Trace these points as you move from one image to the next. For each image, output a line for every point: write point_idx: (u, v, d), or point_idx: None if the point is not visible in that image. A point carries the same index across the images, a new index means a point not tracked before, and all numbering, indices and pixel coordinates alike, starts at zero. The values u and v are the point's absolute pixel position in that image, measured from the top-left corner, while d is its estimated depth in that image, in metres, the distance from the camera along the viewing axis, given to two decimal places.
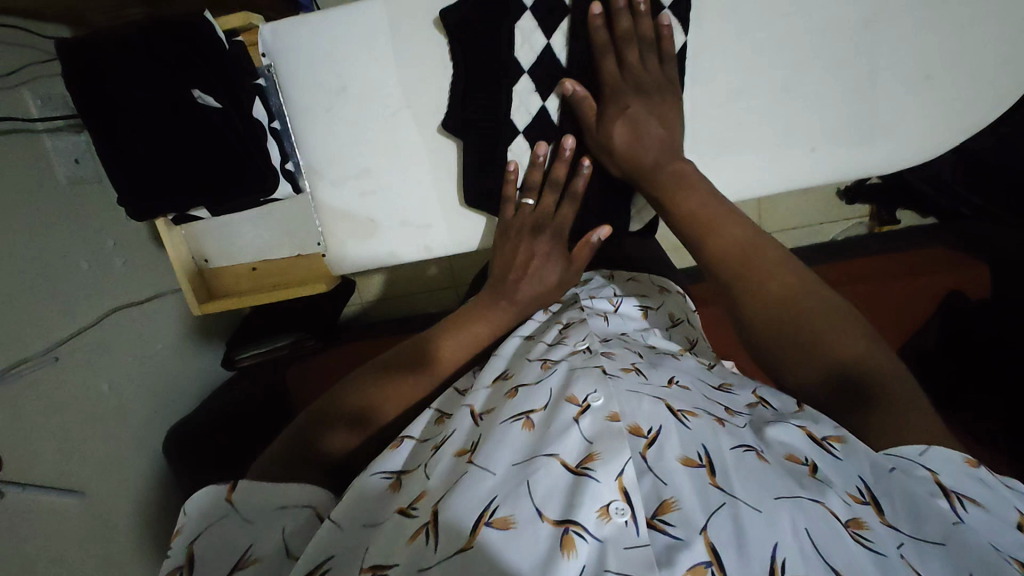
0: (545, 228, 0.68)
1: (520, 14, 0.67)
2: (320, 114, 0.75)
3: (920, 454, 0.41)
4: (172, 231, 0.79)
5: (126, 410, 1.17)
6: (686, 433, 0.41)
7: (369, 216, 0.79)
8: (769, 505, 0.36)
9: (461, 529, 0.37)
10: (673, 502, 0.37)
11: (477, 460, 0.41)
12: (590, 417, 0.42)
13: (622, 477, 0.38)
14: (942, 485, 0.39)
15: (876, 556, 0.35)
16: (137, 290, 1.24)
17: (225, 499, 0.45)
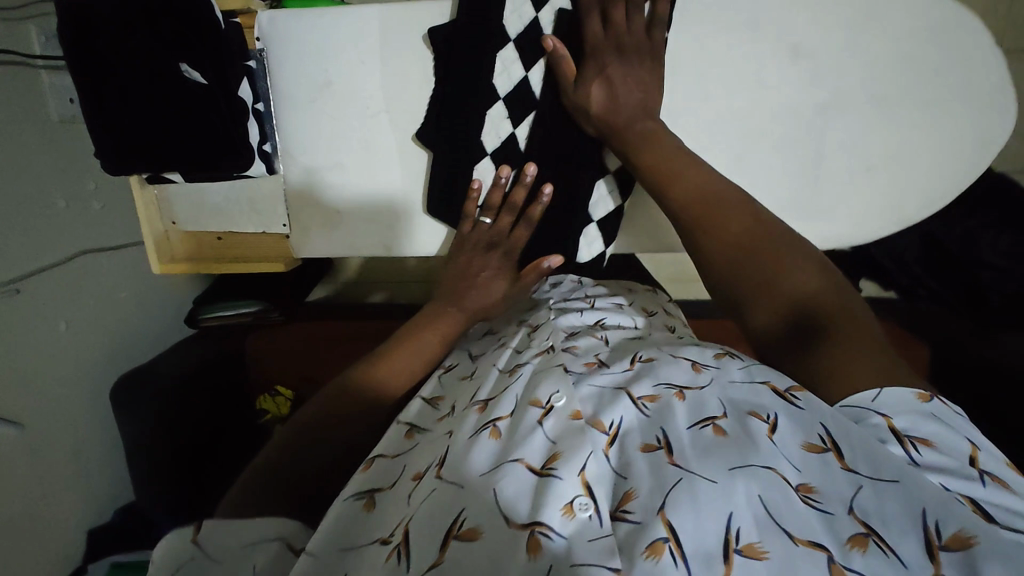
0: (498, 246, 0.75)
1: (502, 45, 0.71)
2: (303, 103, 0.79)
3: (872, 401, 0.43)
4: (145, 190, 0.83)
5: (77, 348, 1.21)
6: (647, 421, 0.46)
7: (335, 207, 0.82)
8: (724, 476, 0.39)
9: (432, 546, 0.41)
10: (633, 492, 0.41)
11: (446, 473, 0.46)
12: (553, 418, 0.48)
13: (584, 472, 0.43)
14: (897, 431, 0.41)
15: (823, 516, 0.37)
16: (109, 236, 1.28)
17: (188, 542, 0.45)
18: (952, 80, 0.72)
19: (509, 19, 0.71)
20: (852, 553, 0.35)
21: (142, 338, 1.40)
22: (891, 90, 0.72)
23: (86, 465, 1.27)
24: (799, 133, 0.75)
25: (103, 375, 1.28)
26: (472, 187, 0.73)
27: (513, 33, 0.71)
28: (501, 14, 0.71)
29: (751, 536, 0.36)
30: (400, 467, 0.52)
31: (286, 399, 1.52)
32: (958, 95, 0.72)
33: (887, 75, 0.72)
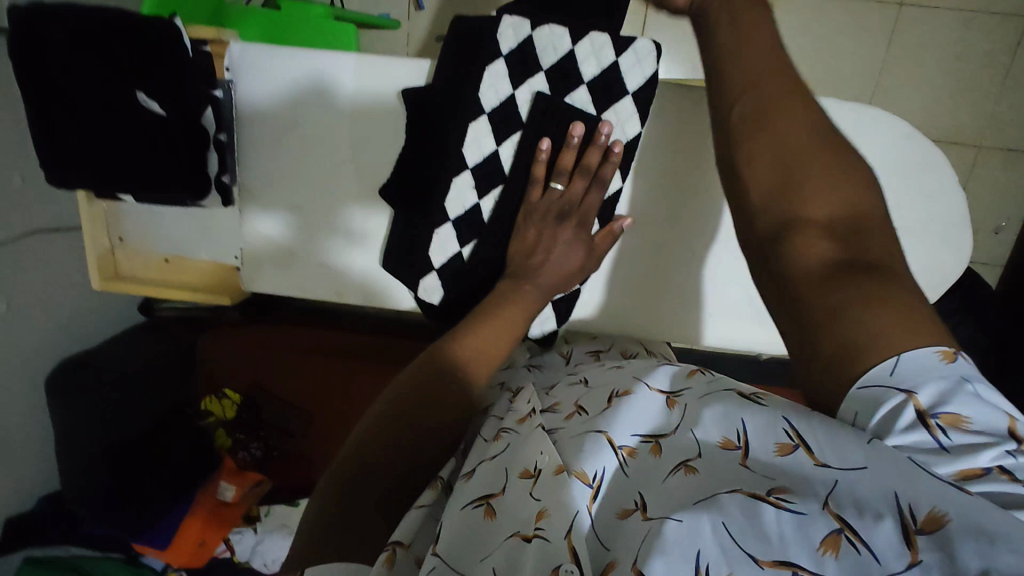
0: (571, 216, 0.69)
1: (476, 116, 0.69)
2: (265, 140, 0.76)
3: (892, 374, 0.38)
4: (93, 205, 0.80)
5: (16, 333, 1.18)
6: (625, 480, 0.44)
7: (289, 248, 0.80)
8: (690, 512, 0.37)
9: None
10: (615, 564, 0.39)
11: (442, 552, 0.45)
12: (540, 486, 0.45)
13: (571, 536, 0.41)
14: (921, 412, 0.36)
15: (795, 517, 0.35)
16: (64, 219, 1.24)
17: None
18: (923, 210, 0.71)
19: (486, 92, 0.69)
20: (826, 558, 0.33)
21: (90, 324, 1.36)
22: None
23: (14, 454, 1.23)
24: None
25: (41, 361, 1.25)
26: (540, 149, 0.68)
27: (489, 105, 0.69)
28: (478, 86, 0.69)
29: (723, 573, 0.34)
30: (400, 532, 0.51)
31: (232, 403, 1.47)
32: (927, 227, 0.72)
33: None
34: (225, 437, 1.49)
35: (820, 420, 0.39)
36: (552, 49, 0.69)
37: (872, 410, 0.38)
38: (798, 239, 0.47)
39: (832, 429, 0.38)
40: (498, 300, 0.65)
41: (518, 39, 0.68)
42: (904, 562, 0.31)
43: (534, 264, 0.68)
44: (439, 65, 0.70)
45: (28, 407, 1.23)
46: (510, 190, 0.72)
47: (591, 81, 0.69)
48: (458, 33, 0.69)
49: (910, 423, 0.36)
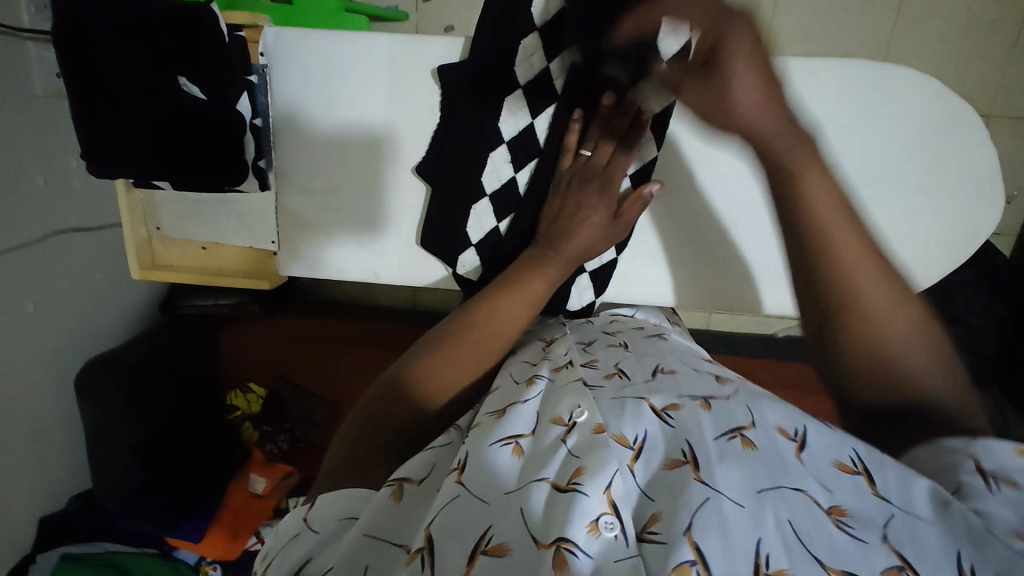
0: (593, 179, 0.68)
1: (510, 90, 0.71)
2: (302, 124, 0.78)
3: (965, 442, 0.48)
4: (130, 193, 0.81)
5: (47, 329, 1.18)
6: (670, 432, 0.49)
7: (326, 230, 0.81)
8: (752, 498, 0.42)
9: (457, 560, 0.43)
10: (657, 517, 0.43)
11: (465, 480, 0.47)
12: (575, 436, 0.50)
13: (610, 490, 0.45)
14: (982, 469, 0.45)
15: (856, 542, 0.40)
16: (87, 217, 1.24)
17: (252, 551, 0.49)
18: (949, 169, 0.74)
19: (520, 67, 0.70)
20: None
21: (114, 323, 1.36)
22: (891, 174, 0.75)
23: (48, 450, 1.24)
24: None
25: (69, 360, 1.25)
26: (573, 120, 0.68)
27: (523, 80, 0.71)
28: (513, 61, 0.70)
29: (782, 563, 0.38)
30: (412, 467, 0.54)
31: (258, 397, 1.51)
32: (959, 186, 0.74)
33: (891, 157, 0.74)
34: (252, 430, 1.52)
35: (889, 462, 0.46)
36: None
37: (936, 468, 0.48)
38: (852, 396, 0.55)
39: (902, 474, 0.45)
40: (533, 264, 0.67)
41: (552, 13, 0.69)
42: None
43: (567, 227, 0.68)
44: (475, 41, 0.71)
45: (60, 403, 1.24)
46: (546, 163, 0.73)
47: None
48: (494, 9, 0.70)
49: (966, 471, 0.45)
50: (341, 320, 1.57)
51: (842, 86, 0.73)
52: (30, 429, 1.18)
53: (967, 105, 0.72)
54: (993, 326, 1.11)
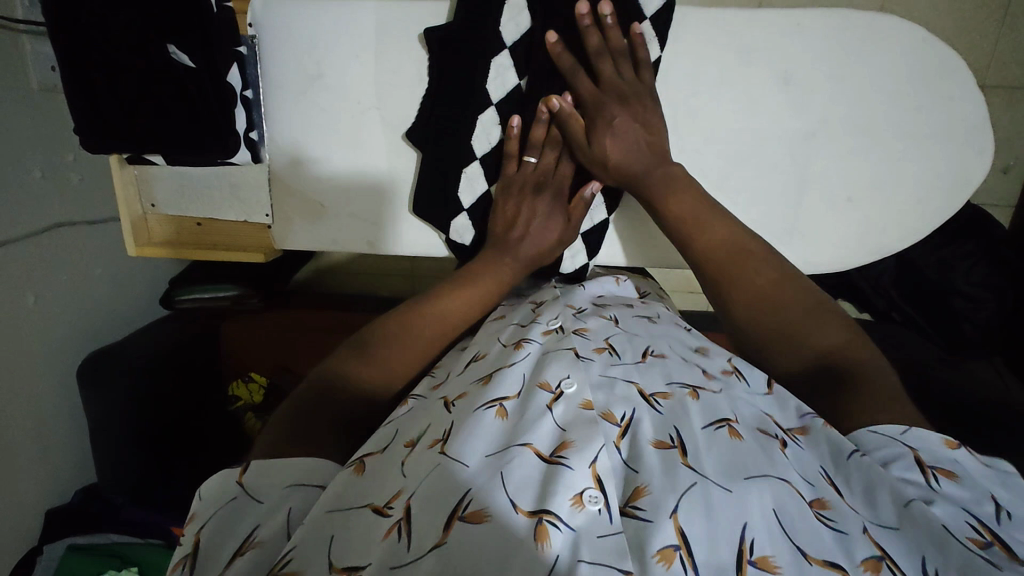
0: (545, 187, 0.74)
1: (499, 51, 0.72)
2: (293, 94, 0.78)
3: (900, 433, 0.50)
4: (124, 168, 0.81)
5: (50, 321, 1.19)
6: (659, 416, 0.51)
7: (319, 201, 0.83)
8: (741, 486, 0.45)
9: (433, 527, 0.43)
10: (644, 489, 0.45)
11: (450, 450, 0.48)
12: (562, 405, 0.51)
13: (595, 465, 0.46)
14: (921, 462, 0.48)
15: (839, 534, 0.43)
16: (85, 211, 1.24)
17: (237, 482, 0.51)
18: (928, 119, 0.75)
19: (506, 23, 0.72)
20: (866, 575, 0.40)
21: (115, 316, 1.36)
22: (878, 125, 0.75)
23: (52, 443, 1.24)
24: (785, 161, 0.77)
25: (72, 352, 1.25)
26: (511, 128, 0.72)
27: (510, 39, 0.72)
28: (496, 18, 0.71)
29: (766, 550, 0.41)
30: (391, 435, 0.55)
31: (259, 387, 1.49)
32: (945, 134, 0.75)
33: (882, 106, 0.75)
34: (254, 420, 1.45)
35: (856, 471, 0.48)
36: None
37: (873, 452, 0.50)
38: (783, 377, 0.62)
39: (866, 481, 0.47)
40: (495, 260, 0.73)
41: None
42: None
43: (522, 236, 0.73)
44: (458, 5, 0.72)
45: (64, 396, 1.25)
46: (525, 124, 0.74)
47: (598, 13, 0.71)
48: None
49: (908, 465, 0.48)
50: (336, 309, 1.60)
51: (828, 36, 0.73)
52: (33, 422, 1.18)
53: (954, 54, 0.73)
54: (992, 297, 1.09)
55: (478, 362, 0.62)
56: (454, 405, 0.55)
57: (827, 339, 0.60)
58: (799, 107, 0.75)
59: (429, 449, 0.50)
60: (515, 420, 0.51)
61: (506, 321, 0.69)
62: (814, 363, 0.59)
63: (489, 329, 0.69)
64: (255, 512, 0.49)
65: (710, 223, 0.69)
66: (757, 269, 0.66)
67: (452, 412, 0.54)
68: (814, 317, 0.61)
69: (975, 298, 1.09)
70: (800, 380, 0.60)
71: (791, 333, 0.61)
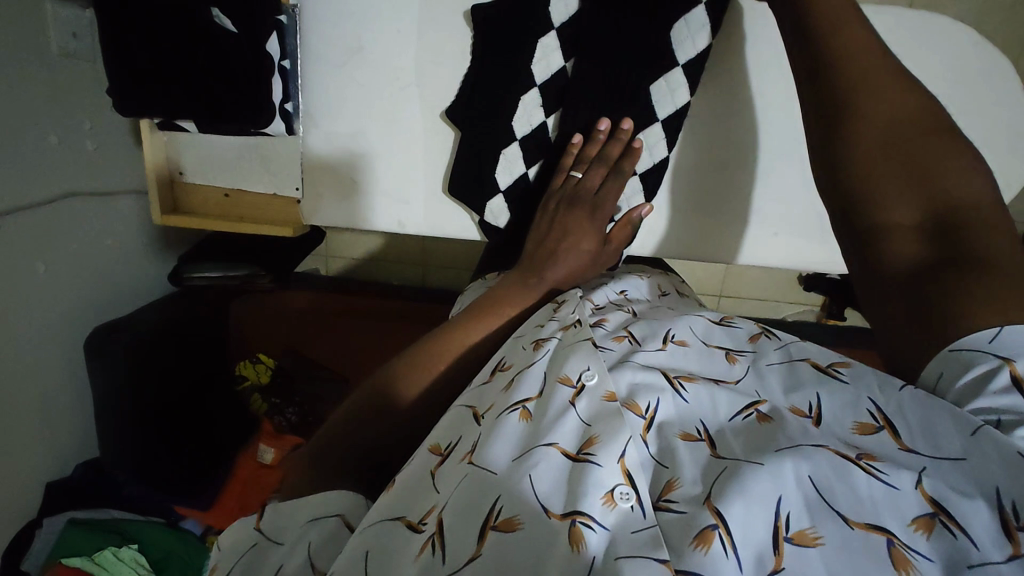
0: (584, 204, 0.70)
1: (545, 31, 0.71)
2: (331, 68, 0.77)
3: (991, 341, 0.40)
4: (154, 135, 0.80)
5: (61, 294, 1.16)
6: (684, 407, 0.49)
7: (352, 176, 0.81)
8: (772, 457, 0.41)
9: (467, 540, 0.42)
10: (675, 482, 0.43)
11: (476, 460, 0.47)
12: (586, 399, 0.49)
13: (622, 459, 0.44)
14: (1016, 375, 0.38)
15: (888, 488, 0.38)
16: (100, 180, 1.22)
17: (254, 527, 0.50)
18: (974, 120, 0.74)
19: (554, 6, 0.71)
20: (917, 535, 0.35)
21: (126, 292, 1.34)
22: None
23: (57, 422, 1.21)
24: None
25: (81, 328, 1.22)
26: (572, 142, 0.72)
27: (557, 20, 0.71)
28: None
29: (802, 522, 0.38)
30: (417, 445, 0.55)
31: (266, 368, 1.47)
32: (987, 141, 0.75)
33: None
34: (261, 401, 1.48)
35: (909, 403, 0.42)
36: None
37: (960, 375, 0.41)
38: (891, 232, 0.51)
39: (922, 412, 0.41)
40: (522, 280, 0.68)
41: None
42: (1005, 553, 0.33)
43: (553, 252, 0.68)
44: None
45: (70, 372, 1.21)
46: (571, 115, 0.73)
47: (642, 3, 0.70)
48: None
49: (1002, 386, 0.38)
50: (349, 293, 1.58)
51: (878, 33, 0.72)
52: (40, 398, 1.15)
53: (1003, 60, 0.72)
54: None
55: (501, 372, 0.58)
56: (482, 416, 0.53)
57: (961, 188, 0.49)
58: None
59: (459, 460, 0.49)
60: (541, 421, 0.49)
61: (528, 323, 0.64)
62: (938, 213, 0.49)
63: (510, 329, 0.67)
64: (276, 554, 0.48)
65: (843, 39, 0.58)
66: (893, 100, 0.55)
67: (479, 424, 0.52)
68: (959, 167, 0.50)
69: None
70: (914, 233, 0.49)
71: (922, 178, 0.51)
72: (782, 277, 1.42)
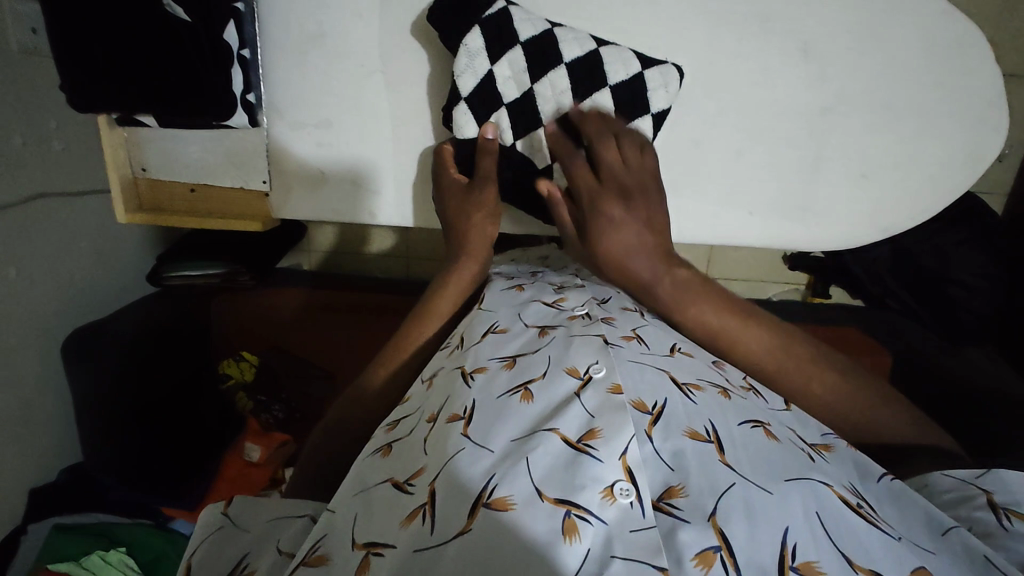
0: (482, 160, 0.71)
1: (511, 45, 0.69)
2: (292, 56, 0.75)
3: (977, 477, 0.52)
4: (113, 129, 0.79)
5: (35, 298, 1.12)
6: (693, 407, 0.49)
7: (320, 168, 0.80)
8: (782, 488, 0.42)
9: (459, 513, 0.40)
10: (680, 489, 0.42)
11: (472, 436, 0.45)
12: (592, 391, 0.48)
13: (626, 456, 0.43)
14: (994, 502, 0.49)
15: (888, 540, 0.41)
16: (70, 183, 1.17)
17: (221, 513, 0.56)
18: (940, 95, 0.74)
19: (463, 76, 0.69)
20: None
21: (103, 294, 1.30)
22: (899, 101, 0.74)
23: (37, 428, 1.17)
24: (801, 133, 0.76)
25: (58, 332, 1.19)
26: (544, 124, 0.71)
27: (523, 35, 0.69)
28: (454, 70, 0.69)
29: (809, 555, 0.38)
30: (417, 415, 0.53)
31: (251, 366, 1.43)
32: (960, 111, 0.75)
33: (899, 80, 0.73)
34: (247, 399, 1.46)
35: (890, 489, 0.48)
36: (578, 45, 0.70)
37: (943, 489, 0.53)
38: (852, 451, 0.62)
39: (903, 502, 0.47)
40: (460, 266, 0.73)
41: (537, 30, 0.69)
42: None
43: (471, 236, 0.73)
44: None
45: (47, 378, 1.17)
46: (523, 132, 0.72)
47: (571, 61, 0.70)
48: None
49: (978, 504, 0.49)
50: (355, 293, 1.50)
51: (852, 5, 0.71)
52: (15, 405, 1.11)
53: (975, 27, 0.72)
54: (987, 286, 1.06)
55: (494, 333, 0.58)
56: (472, 376, 0.52)
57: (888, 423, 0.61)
58: (817, 79, 0.74)
59: (448, 424, 0.48)
60: (542, 405, 0.48)
61: (527, 297, 0.65)
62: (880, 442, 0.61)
63: (505, 296, 0.66)
64: (241, 541, 0.53)
65: (745, 337, 0.62)
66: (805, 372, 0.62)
67: (473, 385, 0.51)
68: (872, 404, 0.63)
69: (973, 287, 1.07)
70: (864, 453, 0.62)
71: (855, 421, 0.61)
72: (767, 257, 1.41)
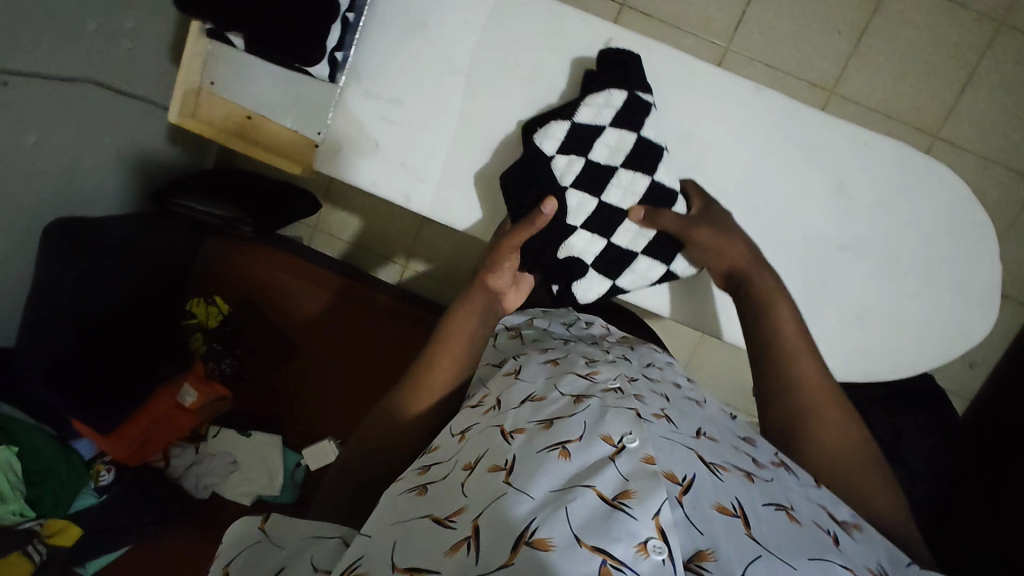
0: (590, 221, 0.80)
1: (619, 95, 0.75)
2: (390, 34, 0.80)
3: None
4: (200, 40, 0.82)
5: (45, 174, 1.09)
6: (719, 484, 0.52)
7: (376, 138, 0.83)
8: (803, 566, 0.47)
9: (503, 549, 0.45)
10: (709, 554, 0.45)
11: (515, 483, 0.50)
12: (625, 458, 0.51)
13: (658, 517, 0.46)
14: None
15: None
16: (125, 82, 1.18)
17: (259, 527, 0.58)
18: (945, 267, 0.80)
19: (587, 108, 0.75)
20: None
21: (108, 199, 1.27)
22: (908, 261, 0.80)
23: None
24: (819, 261, 0.81)
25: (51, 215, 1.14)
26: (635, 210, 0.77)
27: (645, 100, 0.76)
28: (587, 99, 0.75)
29: None
30: (450, 464, 0.57)
31: (218, 313, 1.40)
32: (964, 288, 0.81)
33: (915, 243, 0.80)
34: (201, 343, 1.39)
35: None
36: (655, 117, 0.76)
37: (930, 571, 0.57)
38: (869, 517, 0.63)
39: None
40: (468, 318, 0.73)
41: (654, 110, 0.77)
42: None
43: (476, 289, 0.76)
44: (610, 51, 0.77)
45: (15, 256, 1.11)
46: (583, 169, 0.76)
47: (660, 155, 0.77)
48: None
49: None
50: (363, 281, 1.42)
51: (887, 165, 0.78)
52: None
53: (988, 219, 0.79)
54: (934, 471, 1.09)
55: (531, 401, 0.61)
56: (512, 436, 0.56)
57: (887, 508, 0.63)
58: (847, 218, 0.80)
59: (490, 473, 0.52)
60: (579, 463, 0.51)
61: (560, 365, 0.69)
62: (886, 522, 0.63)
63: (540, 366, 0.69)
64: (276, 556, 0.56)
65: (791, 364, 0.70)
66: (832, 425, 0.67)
67: (513, 442, 0.55)
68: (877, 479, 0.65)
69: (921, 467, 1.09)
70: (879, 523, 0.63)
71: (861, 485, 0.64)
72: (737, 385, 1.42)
